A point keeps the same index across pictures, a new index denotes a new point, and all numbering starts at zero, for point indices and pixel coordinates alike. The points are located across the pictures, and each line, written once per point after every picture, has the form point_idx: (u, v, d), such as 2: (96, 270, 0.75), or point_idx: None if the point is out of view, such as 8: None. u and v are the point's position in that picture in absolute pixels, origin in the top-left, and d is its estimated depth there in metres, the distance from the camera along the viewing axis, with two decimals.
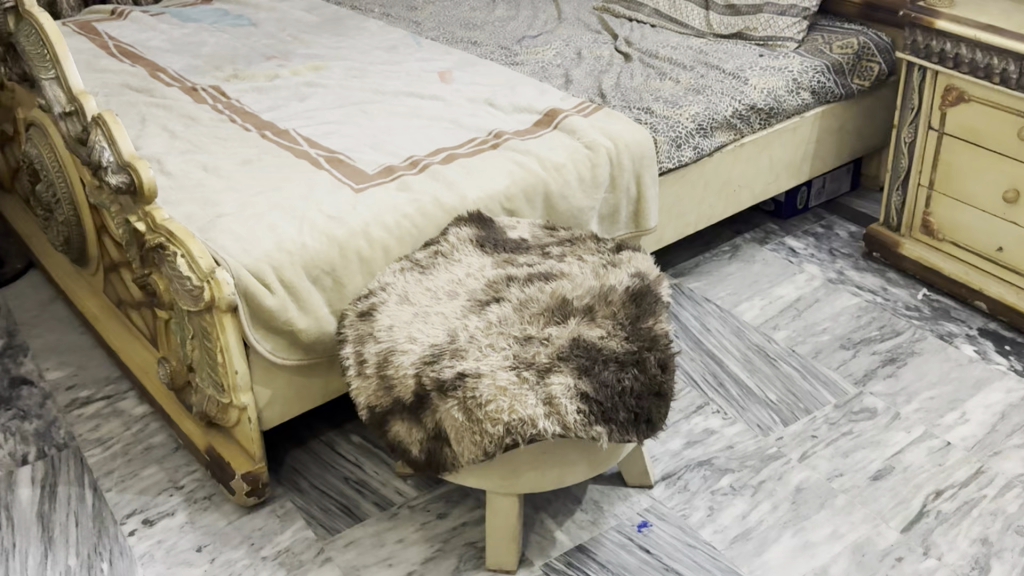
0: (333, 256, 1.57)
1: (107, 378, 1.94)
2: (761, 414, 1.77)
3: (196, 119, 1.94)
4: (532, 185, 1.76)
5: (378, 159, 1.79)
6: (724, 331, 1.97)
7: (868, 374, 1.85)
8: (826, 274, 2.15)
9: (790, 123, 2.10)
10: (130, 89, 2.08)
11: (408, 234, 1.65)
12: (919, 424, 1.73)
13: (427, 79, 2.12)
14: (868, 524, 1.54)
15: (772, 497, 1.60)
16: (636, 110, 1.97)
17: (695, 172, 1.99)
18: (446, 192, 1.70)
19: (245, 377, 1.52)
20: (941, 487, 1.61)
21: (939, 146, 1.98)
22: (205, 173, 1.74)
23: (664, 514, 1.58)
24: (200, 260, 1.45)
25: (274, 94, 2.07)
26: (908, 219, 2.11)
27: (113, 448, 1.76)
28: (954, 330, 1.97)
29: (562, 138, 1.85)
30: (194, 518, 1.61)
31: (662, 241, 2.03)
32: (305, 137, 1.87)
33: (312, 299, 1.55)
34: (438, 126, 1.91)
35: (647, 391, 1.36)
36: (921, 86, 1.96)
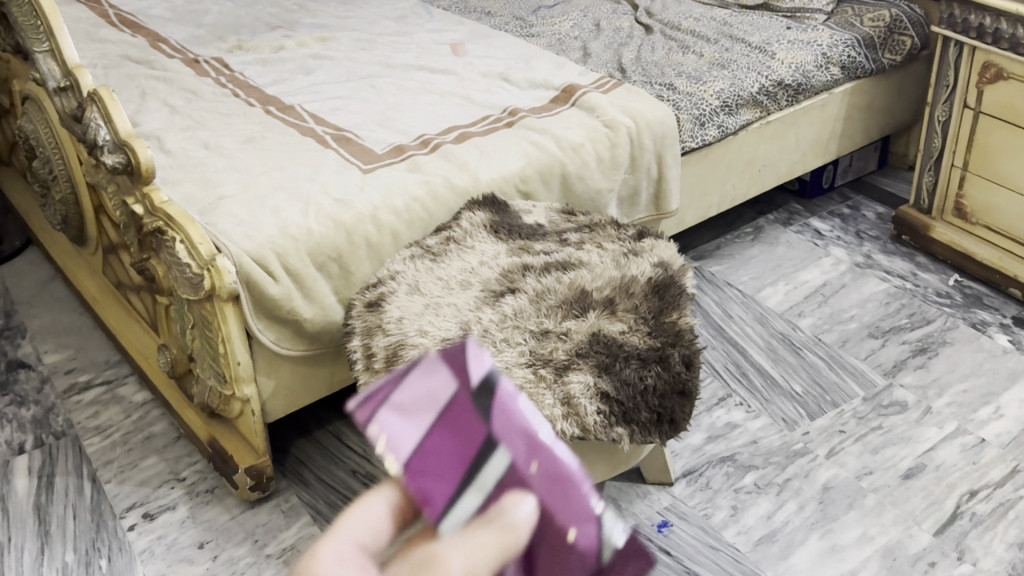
0: (340, 242, 1.49)
1: (106, 362, 1.87)
2: (786, 407, 1.69)
3: (197, 93, 1.86)
4: (549, 166, 1.68)
5: (387, 138, 1.71)
6: (747, 318, 1.89)
7: (898, 365, 1.77)
8: (853, 258, 2.06)
9: (819, 100, 2.00)
10: (130, 61, 2.00)
11: (418, 218, 1.57)
12: (952, 419, 1.66)
13: (438, 51, 2.03)
14: (899, 527, 1.47)
15: (798, 496, 1.53)
16: (657, 86, 1.87)
17: (719, 151, 1.90)
18: (459, 174, 1.61)
19: (248, 368, 1.46)
20: (976, 487, 1.54)
21: (975, 126, 1.88)
22: (206, 151, 1.67)
23: (684, 513, 1.51)
24: (200, 246, 1.38)
25: (278, 66, 1.99)
26: (940, 202, 2.02)
27: (112, 438, 1.70)
28: (987, 319, 1.88)
29: (580, 116, 1.76)
30: (195, 513, 1.55)
31: (682, 224, 1.95)
32: (311, 114, 1.79)
33: (319, 287, 1.48)
34: (449, 102, 1.83)
35: (670, 390, 1.29)
36: (957, 62, 1.86)
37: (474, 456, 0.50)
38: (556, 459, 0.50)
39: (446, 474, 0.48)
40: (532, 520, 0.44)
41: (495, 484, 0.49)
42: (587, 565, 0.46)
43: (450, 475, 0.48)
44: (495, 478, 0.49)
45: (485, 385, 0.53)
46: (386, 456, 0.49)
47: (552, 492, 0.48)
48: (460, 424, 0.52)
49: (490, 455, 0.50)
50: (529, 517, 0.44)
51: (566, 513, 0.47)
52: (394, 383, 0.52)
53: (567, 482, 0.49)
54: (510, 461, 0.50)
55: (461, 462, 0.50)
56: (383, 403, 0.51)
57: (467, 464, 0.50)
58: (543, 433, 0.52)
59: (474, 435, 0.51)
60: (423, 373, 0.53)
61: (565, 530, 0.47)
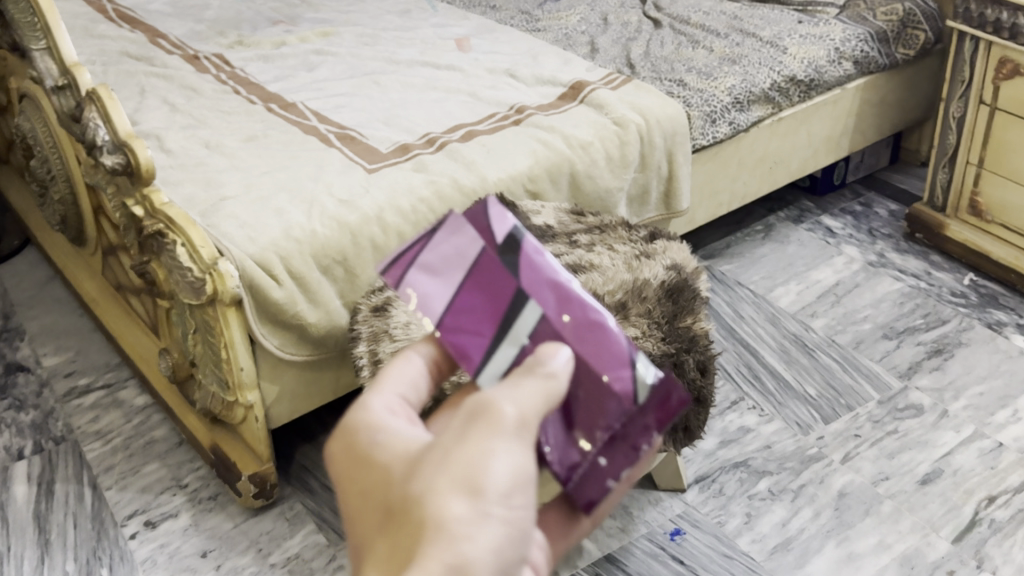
0: (346, 244, 1.46)
1: (107, 364, 1.84)
2: (800, 411, 1.66)
3: (198, 91, 1.83)
4: (558, 165, 1.64)
5: (392, 137, 1.67)
6: (759, 319, 1.86)
7: (913, 366, 1.74)
8: (866, 256, 2.03)
9: (831, 96, 1.96)
10: (129, 57, 1.96)
11: (424, 219, 1.53)
12: (969, 423, 1.62)
13: (442, 46, 1.99)
14: (917, 534, 1.44)
15: (813, 503, 1.50)
16: (667, 82, 1.84)
17: (730, 149, 1.86)
18: (465, 173, 1.58)
19: (251, 373, 1.42)
20: (994, 492, 1.50)
21: (991, 123, 1.84)
22: (207, 151, 1.64)
23: (697, 520, 1.48)
24: (201, 250, 1.35)
25: (280, 62, 1.95)
26: (954, 199, 1.98)
27: (113, 443, 1.67)
28: (1004, 319, 1.85)
29: (589, 113, 1.72)
30: (198, 520, 1.52)
31: (692, 223, 1.91)
32: (314, 111, 1.76)
33: (324, 291, 1.45)
34: (455, 99, 1.79)
35: (685, 398, 1.27)
36: (973, 57, 1.82)
37: (510, 304, 0.59)
38: (584, 308, 0.61)
39: (479, 325, 0.58)
40: (568, 364, 0.54)
41: (529, 336, 0.58)
42: (623, 401, 0.57)
43: (485, 327, 0.58)
44: (529, 326, 0.59)
45: (508, 244, 0.62)
46: (422, 315, 0.60)
47: (581, 339, 0.59)
48: (489, 277, 0.60)
49: (522, 305, 0.59)
50: (565, 364, 0.53)
51: (600, 354, 0.58)
52: (425, 245, 0.61)
53: (596, 329, 0.60)
54: (542, 313, 0.59)
55: (492, 312, 0.59)
56: (411, 265, 0.61)
57: (504, 314, 0.59)
58: (565, 287, 0.62)
59: (509, 285, 0.60)
60: (452, 234, 0.61)
61: (598, 374, 0.57)
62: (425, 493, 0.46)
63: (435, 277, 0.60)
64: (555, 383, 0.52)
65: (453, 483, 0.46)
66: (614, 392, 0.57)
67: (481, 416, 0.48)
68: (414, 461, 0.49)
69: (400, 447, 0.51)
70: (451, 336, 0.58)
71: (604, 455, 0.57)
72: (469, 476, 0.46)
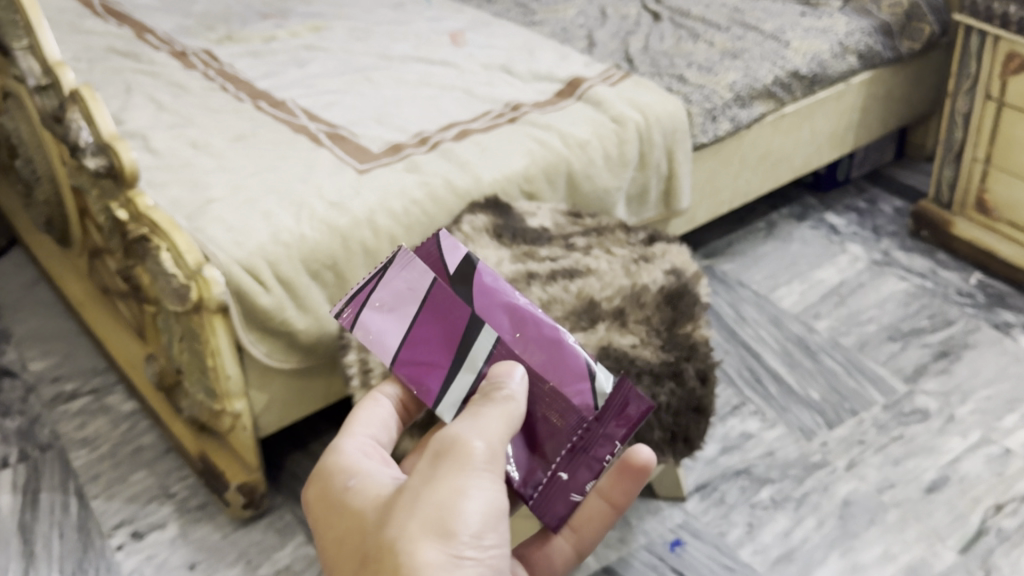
0: (335, 248, 1.41)
1: (94, 369, 1.80)
2: (803, 416, 1.62)
3: (185, 88, 1.78)
4: (554, 164, 1.60)
5: (384, 136, 1.63)
6: (761, 320, 1.82)
7: (919, 370, 1.70)
8: (870, 255, 1.99)
9: (835, 91, 1.92)
10: (116, 54, 1.92)
11: (417, 222, 1.49)
12: (976, 428, 1.58)
13: (437, 41, 1.94)
14: (923, 544, 1.40)
15: (816, 512, 1.46)
16: (667, 78, 1.79)
17: (732, 146, 1.82)
18: (459, 174, 1.53)
19: (238, 382, 1.38)
20: (1002, 500, 1.46)
21: (998, 119, 1.80)
22: (194, 151, 1.59)
23: (698, 531, 1.44)
24: (186, 255, 1.31)
25: (270, 58, 1.91)
26: (961, 196, 1.94)
27: (100, 450, 1.63)
28: (1011, 320, 1.80)
29: (586, 111, 1.68)
30: (186, 531, 1.49)
31: (693, 222, 1.87)
32: (304, 110, 1.71)
33: (313, 296, 1.40)
34: (449, 96, 1.74)
35: (684, 408, 1.23)
36: (980, 51, 1.77)
37: (464, 330, 0.83)
38: (538, 328, 0.86)
39: (439, 354, 0.83)
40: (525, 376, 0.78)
41: (485, 359, 0.83)
42: (582, 412, 0.83)
43: (439, 358, 0.83)
44: (484, 349, 0.83)
45: (460, 277, 0.87)
46: (379, 348, 0.84)
47: (542, 352, 0.85)
48: (437, 306, 0.83)
49: (475, 326, 0.83)
50: (520, 382, 0.77)
51: (560, 377, 0.84)
52: (376, 283, 0.84)
53: (552, 346, 0.85)
54: (494, 338, 0.83)
55: (448, 343, 0.83)
56: (366, 305, 0.84)
57: (460, 343, 0.83)
58: (509, 310, 0.87)
59: (461, 317, 0.83)
60: (404, 267, 0.84)
61: (569, 399, 0.83)
62: (401, 534, 0.63)
63: (385, 314, 0.84)
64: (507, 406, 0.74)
65: (421, 519, 0.64)
66: (574, 406, 0.83)
67: (443, 466, 0.67)
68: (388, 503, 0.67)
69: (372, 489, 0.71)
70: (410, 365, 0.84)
71: (566, 471, 0.84)
72: (435, 512, 0.64)
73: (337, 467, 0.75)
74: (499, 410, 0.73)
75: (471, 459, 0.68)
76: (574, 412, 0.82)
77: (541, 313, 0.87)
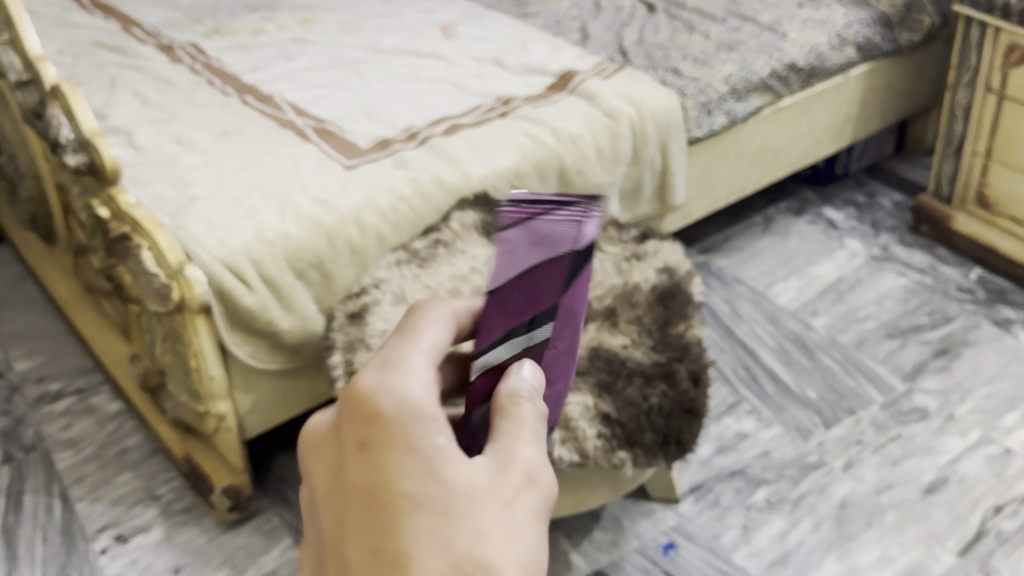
0: (321, 247, 1.38)
1: (80, 369, 1.77)
2: (799, 415, 1.59)
3: (171, 82, 1.75)
4: (545, 160, 1.57)
5: (372, 131, 1.60)
6: (757, 317, 1.79)
7: (918, 367, 1.67)
8: (869, 250, 1.96)
9: (833, 83, 1.88)
10: (101, 48, 1.89)
11: (405, 219, 1.46)
12: (975, 427, 1.55)
13: (428, 34, 1.91)
14: (921, 547, 1.37)
15: (813, 514, 1.43)
16: (661, 71, 1.76)
17: (727, 140, 1.79)
18: (448, 170, 1.50)
19: (222, 383, 1.35)
20: (1002, 501, 1.43)
21: (999, 111, 1.76)
22: (179, 147, 1.56)
23: (692, 533, 1.41)
24: (168, 254, 1.28)
25: (258, 51, 1.88)
26: (961, 190, 1.91)
27: (85, 452, 1.61)
28: (1012, 316, 1.77)
29: (579, 105, 1.65)
30: (171, 534, 1.46)
31: (688, 218, 1.84)
32: (291, 104, 1.68)
33: (298, 296, 1.38)
34: (440, 90, 1.71)
35: (677, 410, 1.19)
36: (980, 43, 1.74)
37: (545, 310, 0.71)
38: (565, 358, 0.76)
39: (516, 310, 0.69)
40: (536, 378, 0.65)
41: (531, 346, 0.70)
42: None
43: (519, 314, 0.69)
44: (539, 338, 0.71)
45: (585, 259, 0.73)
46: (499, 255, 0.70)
47: (556, 385, 0.76)
48: (552, 275, 0.71)
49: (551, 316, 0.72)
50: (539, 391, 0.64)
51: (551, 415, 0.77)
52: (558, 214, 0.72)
53: (560, 385, 0.77)
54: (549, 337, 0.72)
55: (532, 307, 0.70)
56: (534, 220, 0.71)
57: (537, 315, 0.70)
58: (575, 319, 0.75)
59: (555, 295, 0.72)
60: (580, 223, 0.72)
61: None
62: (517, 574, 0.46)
63: (530, 236, 0.71)
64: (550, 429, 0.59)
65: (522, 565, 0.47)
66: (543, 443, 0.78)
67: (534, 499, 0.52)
68: (477, 497, 0.49)
69: (463, 467, 0.50)
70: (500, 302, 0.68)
71: None
72: (532, 570, 0.48)
73: (416, 400, 0.52)
74: (544, 431, 0.59)
75: (548, 502, 0.53)
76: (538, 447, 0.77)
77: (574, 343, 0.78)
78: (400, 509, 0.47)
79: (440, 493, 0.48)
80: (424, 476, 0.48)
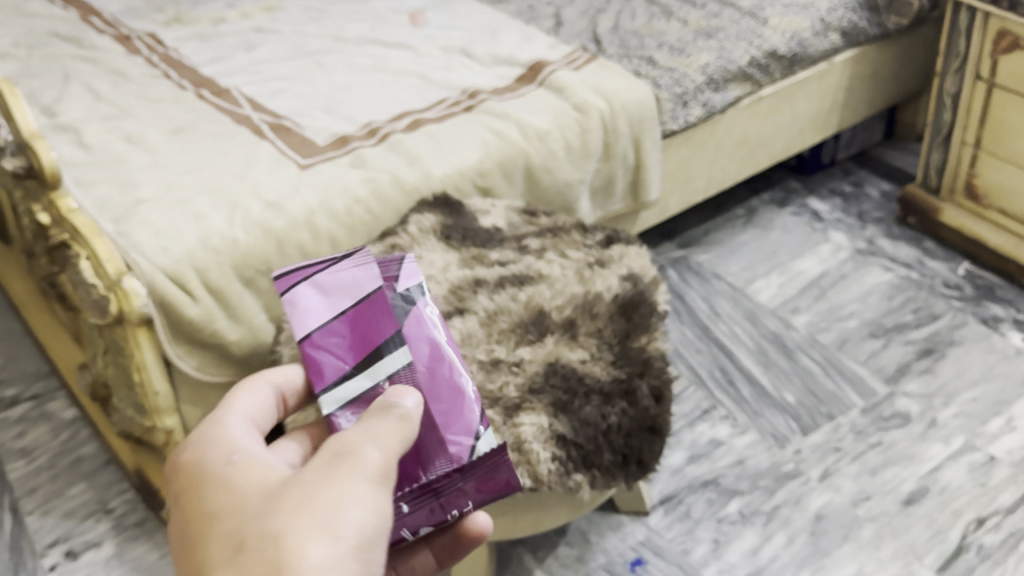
0: (271, 253, 1.33)
1: (37, 373, 1.72)
2: (776, 421, 1.54)
3: (126, 76, 1.68)
4: (510, 157, 1.50)
5: (330, 126, 1.53)
6: (736, 316, 1.73)
7: (901, 369, 1.61)
8: (854, 244, 1.89)
9: (817, 71, 1.81)
10: (57, 38, 1.82)
11: (361, 222, 1.40)
12: (959, 434, 1.49)
13: (395, 21, 1.84)
14: (899, 563, 1.31)
15: (787, 528, 1.37)
16: (636, 60, 1.69)
17: (705, 132, 1.72)
18: (408, 169, 1.44)
19: (168, 398, 1.30)
20: (984, 513, 1.37)
21: (989, 100, 1.69)
22: (128, 145, 1.49)
23: (660, 548, 1.36)
24: (106, 263, 1.21)
25: (218, 41, 1.81)
26: (949, 181, 1.84)
27: (38, 462, 1.56)
28: (1000, 314, 1.71)
29: (547, 97, 1.58)
30: (122, 550, 1.41)
31: (665, 212, 1.77)
32: (248, 98, 1.62)
33: (245, 305, 1.32)
34: (404, 82, 1.64)
35: (637, 428, 1.13)
36: (969, 29, 1.66)
37: (380, 339, 0.75)
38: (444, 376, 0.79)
39: (345, 349, 0.74)
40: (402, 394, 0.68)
41: (388, 376, 0.74)
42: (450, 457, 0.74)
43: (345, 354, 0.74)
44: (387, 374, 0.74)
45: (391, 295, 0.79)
46: (296, 320, 0.75)
47: (437, 403, 0.78)
48: (372, 310, 0.76)
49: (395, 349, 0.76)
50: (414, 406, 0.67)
51: (450, 423, 0.77)
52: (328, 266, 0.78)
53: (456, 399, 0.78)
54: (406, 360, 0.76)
55: (359, 345, 0.75)
56: (307, 280, 0.77)
57: (372, 348, 0.75)
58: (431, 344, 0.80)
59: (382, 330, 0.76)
60: (358, 264, 0.79)
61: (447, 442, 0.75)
62: (287, 529, 0.55)
63: (320, 295, 0.76)
64: (410, 424, 0.65)
65: (291, 516, 0.56)
66: (449, 452, 0.75)
67: (341, 467, 0.60)
68: (277, 494, 0.59)
69: (253, 473, 0.62)
70: (313, 353, 0.74)
71: (407, 504, 0.71)
72: (325, 518, 0.57)
73: (210, 450, 0.64)
74: (410, 412, 0.66)
75: (374, 468, 0.61)
76: (445, 455, 0.74)
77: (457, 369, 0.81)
78: (200, 529, 0.59)
79: (234, 503, 0.59)
80: (215, 496, 0.60)
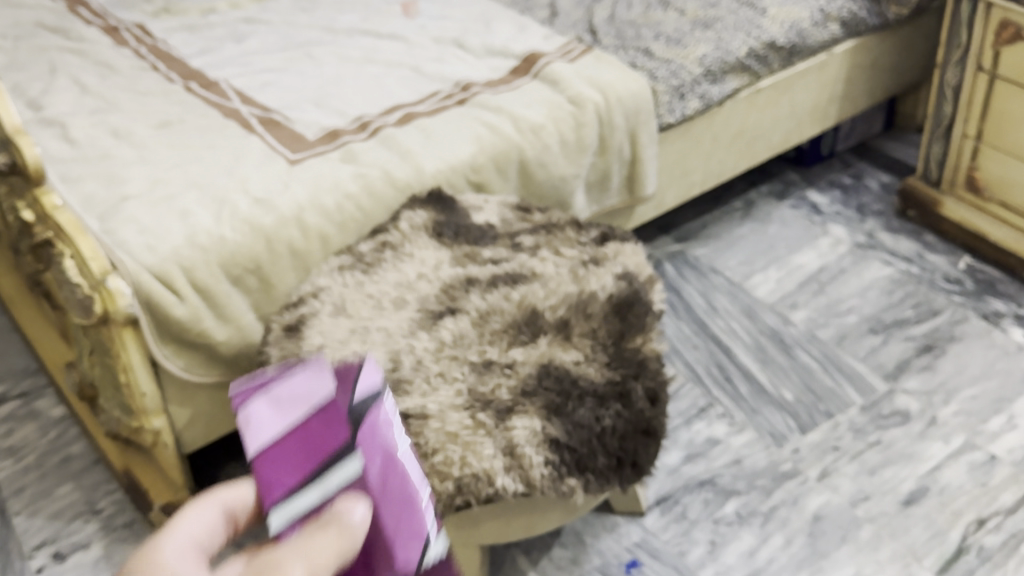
0: (259, 251, 1.30)
1: (25, 370, 1.70)
2: (773, 419, 1.52)
3: (113, 68, 1.66)
4: (504, 152, 1.47)
5: (321, 120, 1.51)
6: (733, 312, 1.70)
7: (900, 366, 1.59)
8: (853, 237, 1.87)
9: (816, 62, 1.78)
10: (44, 29, 1.78)
11: (351, 219, 1.38)
12: (959, 432, 1.47)
13: (387, 12, 1.81)
14: (897, 565, 1.29)
15: (785, 529, 1.35)
16: (632, 51, 1.66)
17: (702, 125, 1.69)
18: (399, 164, 1.42)
19: (155, 399, 1.28)
20: (984, 514, 1.35)
21: (991, 91, 1.66)
22: (114, 140, 1.46)
23: (656, 549, 1.34)
24: (91, 262, 1.18)
25: (207, 32, 1.78)
26: (950, 174, 1.81)
27: (26, 461, 1.53)
28: (1001, 309, 1.69)
29: (542, 90, 1.55)
30: (110, 552, 1.39)
31: (662, 206, 1.75)
32: (237, 91, 1.59)
33: (234, 304, 1.30)
34: (396, 74, 1.61)
35: (632, 430, 1.11)
36: (971, 19, 1.63)
37: (328, 454, 0.68)
38: (405, 479, 0.73)
39: (297, 464, 0.67)
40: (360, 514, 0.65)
41: (337, 486, 0.68)
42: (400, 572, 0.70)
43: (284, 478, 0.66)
44: (336, 487, 0.68)
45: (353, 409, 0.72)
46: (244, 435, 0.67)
47: (396, 511, 0.71)
48: (328, 418, 0.69)
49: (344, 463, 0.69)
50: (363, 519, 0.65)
51: (399, 534, 0.71)
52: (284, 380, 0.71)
53: (411, 507, 0.72)
54: (357, 469, 0.69)
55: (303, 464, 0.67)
56: (262, 394, 0.70)
57: (317, 466, 0.67)
58: (397, 450, 0.74)
59: (331, 446, 0.68)
60: (313, 375, 0.71)
61: (392, 556, 0.70)
62: None
63: (268, 407, 0.69)
64: (343, 542, 0.63)
65: None
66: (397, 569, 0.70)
67: None
68: None
69: None
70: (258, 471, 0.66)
71: None
72: None
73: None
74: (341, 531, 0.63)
75: None
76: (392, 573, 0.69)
77: (418, 478, 0.75)
78: None
79: None
80: None
